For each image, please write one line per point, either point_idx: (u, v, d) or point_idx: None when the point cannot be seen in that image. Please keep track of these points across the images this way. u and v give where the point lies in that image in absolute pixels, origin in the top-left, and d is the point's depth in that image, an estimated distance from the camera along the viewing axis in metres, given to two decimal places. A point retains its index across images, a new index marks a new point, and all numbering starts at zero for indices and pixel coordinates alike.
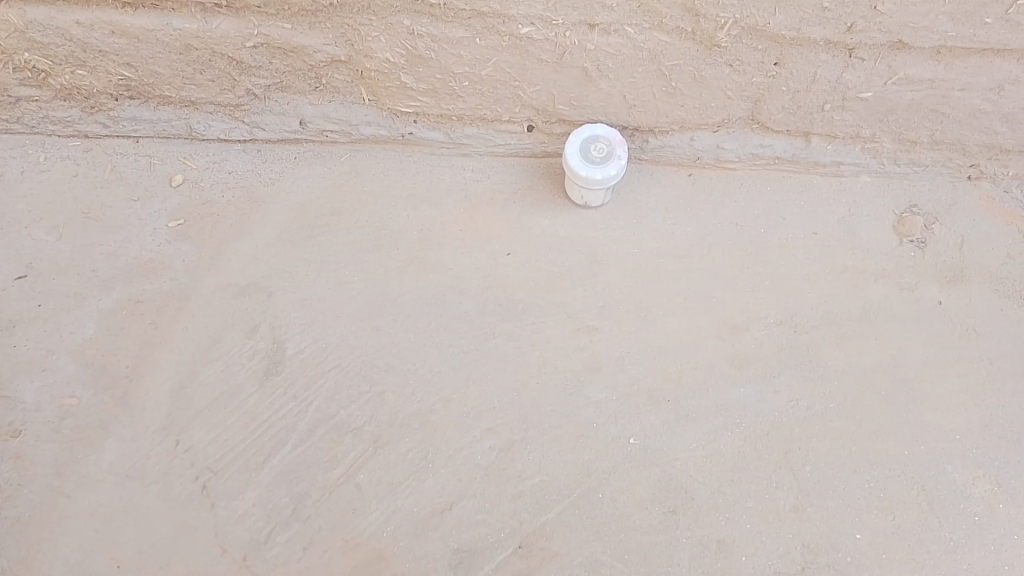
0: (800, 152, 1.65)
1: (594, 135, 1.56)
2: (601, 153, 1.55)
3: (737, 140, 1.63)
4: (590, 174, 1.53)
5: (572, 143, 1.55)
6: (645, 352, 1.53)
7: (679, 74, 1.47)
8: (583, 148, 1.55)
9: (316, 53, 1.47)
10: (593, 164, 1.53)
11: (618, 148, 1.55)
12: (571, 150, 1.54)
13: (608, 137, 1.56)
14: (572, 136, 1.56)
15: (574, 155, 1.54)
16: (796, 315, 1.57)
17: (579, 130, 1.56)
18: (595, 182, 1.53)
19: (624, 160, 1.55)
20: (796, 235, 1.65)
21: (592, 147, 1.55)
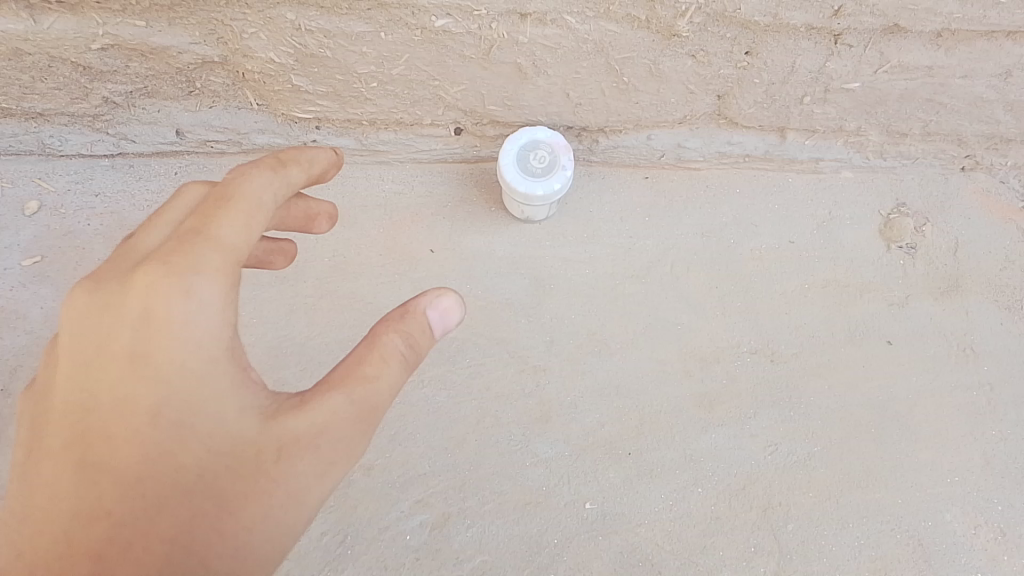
0: (774, 149, 1.41)
1: (533, 141, 1.30)
2: (542, 163, 1.30)
3: (701, 137, 1.39)
4: (530, 189, 1.28)
5: (508, 151, 1.29)
6: (600, 396, 1.31)
7: (632, 67, 1.21)
8: (520, 157, 1.30)
9: (181, 54, 1.17)
10: (534, 178, 1.29)
11: (562, 156, 1.30)
12: (506, 161, 1.29)
13: (550, 142, 1.30)
14: (506, 142, 1.30)
15: (510, 166, 1.29)
16: (772, 342, 1.36)
17: (516, 134, 1.30)
18: (537, 199, 1.29)
19: (570, 171, 1.30)
20: (770, 246, 1.42)
21: (531, 156, 1.30)
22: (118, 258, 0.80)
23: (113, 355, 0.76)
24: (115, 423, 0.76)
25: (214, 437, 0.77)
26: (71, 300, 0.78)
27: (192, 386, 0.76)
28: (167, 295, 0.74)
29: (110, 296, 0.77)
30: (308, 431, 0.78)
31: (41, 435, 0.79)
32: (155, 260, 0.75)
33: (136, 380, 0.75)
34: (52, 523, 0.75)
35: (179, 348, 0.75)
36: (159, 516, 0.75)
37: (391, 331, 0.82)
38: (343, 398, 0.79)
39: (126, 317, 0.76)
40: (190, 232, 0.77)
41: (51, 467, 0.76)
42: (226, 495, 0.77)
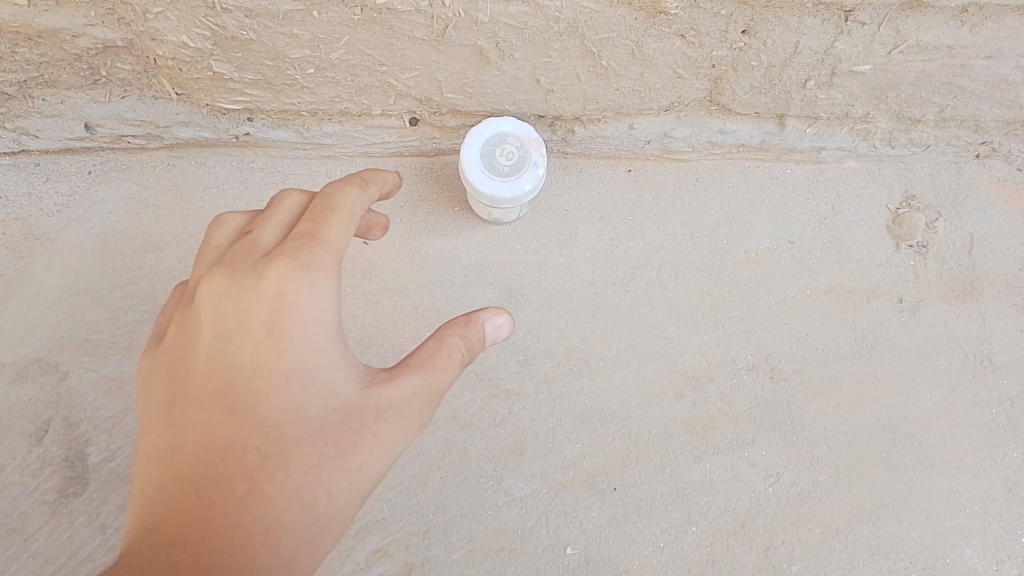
0: (772, 137, 1.25)
1: (499, 134, 1.13)
2: (510, 159, 1.13)
3: (690, 125, 1.22)
4: (496, 191, 1.12)
5: (471, 147, 1.12)
6: (580, 423, 1.16)
7: (611, 49, 1.04)
8: (485, 154, 1.13)
9: (77, 38, 1.00)
10: (502, 178, 1.12)
11: (533, 151, 1.13)
12: (469, 159, 1.12)
13: (519, 135, 1.14)
14: (469, 136, 1.13)
15: (474, 165, 1.12)
16: (770, 357, 1.22)
17: (479, 127, 1.13)
18: (505, 202, 1.13)
19: (543, 169, 1.14)
20: (767, 248, 1.27)
21: (498, 152, 1.13)
22: (239, 252, 0.89)
23: (249, 328, 0.85)
24: (252, 378, 0.85)
25: (329, 395, 0.86)
26: (207, 285, 0.87)
27: (315, 351, 0.86)
28: (295, 284, 0.85)
29: (242, 282, 0.86)
30: (398, 400, 0.87)
31: (178, 387, 0.87)
32: (284, 256, 0.86)
33: (271, 345, 0.85)
34: (200, 458, 0.84)
35: (305, 324, 0.85)
36: (288, 455, 0.85)
37: (456, 333, 0.89)
38: (422, 378, 0.87)
39: (259, 299, 0.85)
40: (304, 236, 0.87)
41: (195, 413, 0.85)
42: (340, 443, 0.86)
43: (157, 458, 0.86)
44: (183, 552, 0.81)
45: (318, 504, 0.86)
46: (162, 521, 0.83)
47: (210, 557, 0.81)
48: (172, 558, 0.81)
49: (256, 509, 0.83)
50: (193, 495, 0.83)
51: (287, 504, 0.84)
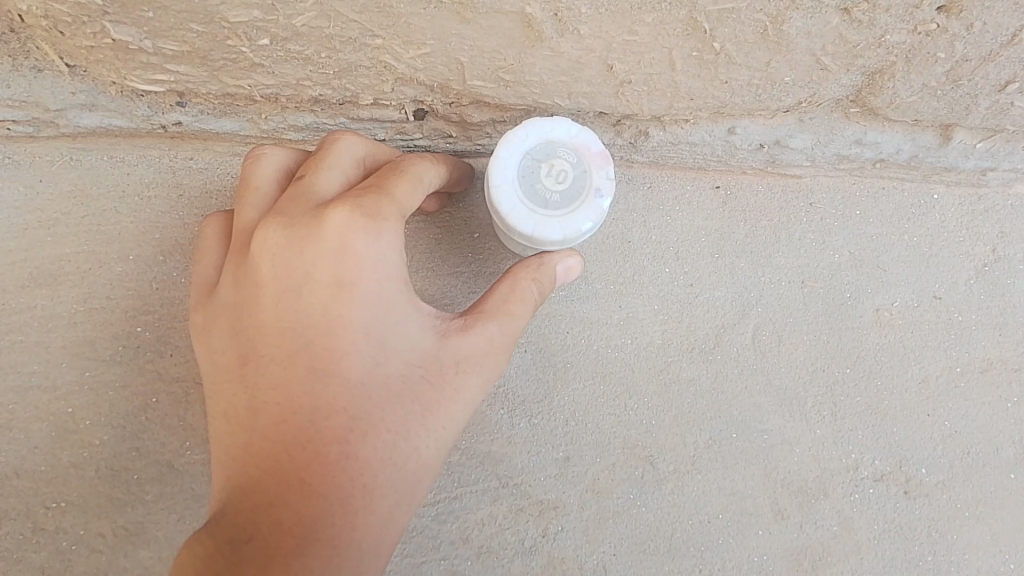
0: (925, 153, 0.88)
1: (547, 143, 0.76)
2: (561, 181, 0.75)
3: (815, 132, 0.85)
4: (538, 227, 0.75)
5: (504, 160, 0.75)
6: (642, 556, 0.84)
7: (733, 26, 0.67)
8: (526, 171, 0.75)
9: None
10: (547, 209, 0.75)
11: (596, 172, 0.76)
12: (501, 177, 0.75)
13: (577, 145, 0.76)
14: (503, 141, 0.75)
15: (509, 188, 0.75)
16: (906, 463, 0.88)
17: (519, 129, 0.75)
18: (549, 244, 0.76)
19: (610, 198, 0.76)
20: (905, 304, 0.92)
21: (545, 168, 0.75)
22: (292, 197, 0.70)
23: (315, 283, 0.67)
24: (325, 335, 0.66)
25: (409, 350, 0.68)
26: (259, 236, 0.68)
27: (391, 303, 0.68)
28: (361, 233, 0.67)
29: (300, 234, 0.67)
30: (483, 349, 0.70)
31: (241, 345, 0.69)
32: (346, 202, 0.68)
33: (344, 301, 0.67)
34: (280, 418, 0.67)
35: (380, 275, 0.67)
36: (374, 415, 0.67)
37: (524, 275, 0.74)
38: (500, 324, 0.71)
39: (321, 250, 0.66)
40: (370, 182, 0.70)
41: (263, 374, 0.68)
42: (426, 400, 0.68)
43: (226, 423, 0.69)
44: (281, 514, 0.66)
45: (411, 467, 0.68)
46: (251, 482, 0.67)
47: (306, 527, 0.65)
48: (272, 520, 0.66)
49: (347, 475, 0.66)
50: (271, 465, 0.66)
51: (381, 467, 0.67)
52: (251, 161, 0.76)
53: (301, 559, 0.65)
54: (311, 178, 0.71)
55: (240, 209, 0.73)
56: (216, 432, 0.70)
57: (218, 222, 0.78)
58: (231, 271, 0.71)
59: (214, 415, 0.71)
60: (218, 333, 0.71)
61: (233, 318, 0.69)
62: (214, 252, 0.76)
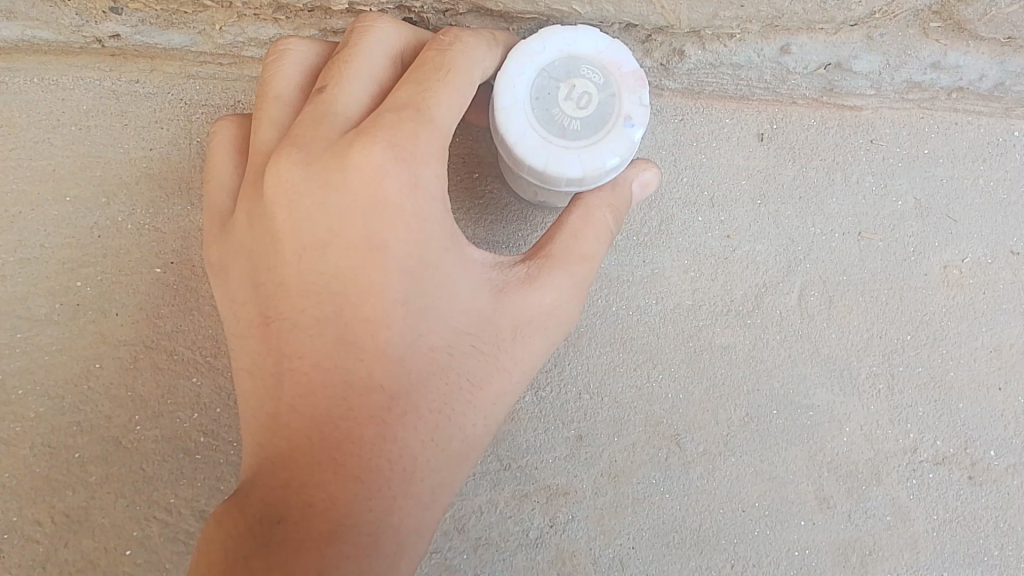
0: (1013, 78, 0.74)
1: (568, 60, 0.61)
2: (583, 106, 0.61)
3: (886, 52, 0.71)
4: (553, 161, 0.60)
5: (513, 77, 0.61)
6: (665, 549, 0.72)
7: None
8: (540, 91, 0.61)
9: None
10: (564, 138, 0.60)
11: (627, 95, 0.61)
12: (508, 98, 0.61)
13: (604, 62, 0.62)
14: (513, 54, 0.61)
15: (519, 112, 0.61)
16: (973, 444, 0.76)
17: (534, 40, 0.61)
18: (565, 182, 0.61)
19: (642, 128, 0.62)
20: (978, 261, 0.79)
21: (563, 89, 0.61)
22: (313, 121, 0.59)
23: (344, 239, 0.57)
24: (356, 298, 0.57)
25: (459, 315, 0.58)
26: (275, 171, 0.58)
27: (435, 260, 0.58)
28: (395, 173, 0.56)
29: (324, 172, 0.57)
30: (545, 310, 0.60)
31: (259, 300, 0.59)
32: (377, 134, 0.56)
33: (376, 262, 0.56)
34: (311, 390, 0.58)
35: (419, 228, 0.57)
36: (416, 392, 0.58)
37: (597, 201, 0.63)
38: (571, 270, 0.61)
39: (349, 195, 0.56)
40: (405, 103, 0.58)
41: (287, 338, 0.58)
42: (475, 377, 0.59)
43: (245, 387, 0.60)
44: (314, 497, 0.57)
45: (454, 449, 0.60)
46: (279, 459, 0.58)
47: (339, 514, 0.57)
48: (303, 502, 0.57)
49: (389, 459, 0.58)
50: (303, 441, 0.58)
51: (422, 451, 0.58)
52: (271, 62, 0.64)
53: (335, 550, 0.57)
54: (335, 96, 0.59)
55: (257, 126, 0.61)
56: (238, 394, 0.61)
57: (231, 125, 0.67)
58: (245, 207, 0.60)
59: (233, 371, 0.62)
60: (234, 283, 0.61)
61: (251, 267, 0.58)
62: (224, 166, 0.64)
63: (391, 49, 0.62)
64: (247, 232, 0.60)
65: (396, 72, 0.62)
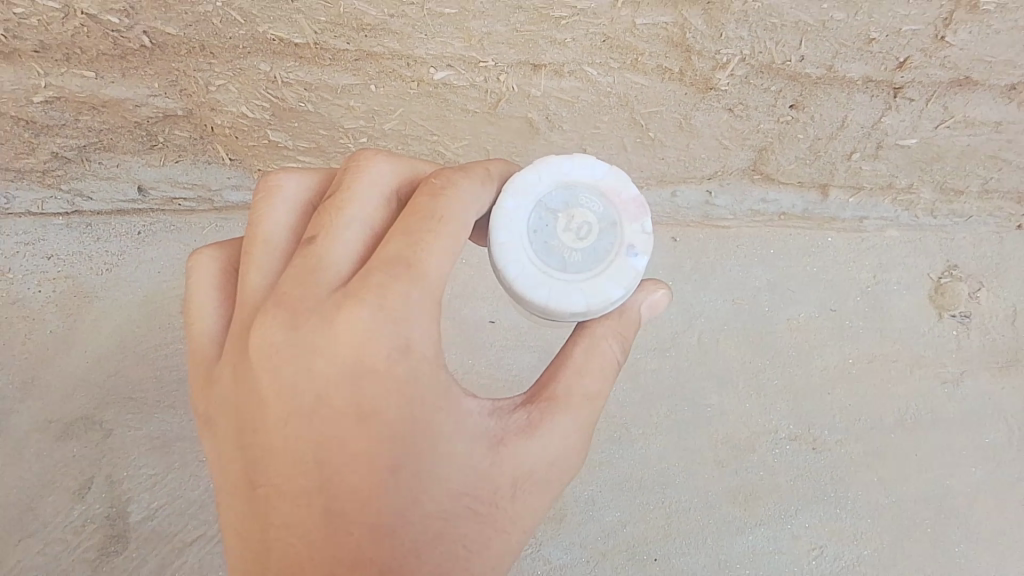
0: (813, 207, 1.26)
1: (570, 194, 0.73)
2: (582, 236, 0.72)
3: (731, 194, 1.23)
4: (555, 291, 0.71)
5: (516, 214, 0.73)
6: (620, 490, 1.16)
7: (659, 122, 1.06)
8: (540, 226, 0.72)
9: (139, 107, 1.01)
10: (566, 273, 0.71)
11: (628, 225, 0.73)
12: (511, 236, 0.72)
13: (604, 194, 0.74)
14: (513, 193, 0.73)
15: (525, 248, 0.72)
16: (813, 426, 1.21)
17: (537, 179, 0.73)
18: (567, 314, 0.72)
19: (644, 252, 0.73)
20: (808, 315, 1.27)
21: (566, 223, 0.72)
22: (307, 277, 0.69)
23: (333, 412, 0.66)
24: (345, 459, 0.66)
25: (455, 475, 0.68)
26: (263, 334, 0.68)
27: (430, 421, 0.67)
28: (380, 340, 0.65)
29: (310, 342, 0.66)
30: (544, 457, 0.71)
31: (247, 465, 0.68)
32: (365, 299, 0.66)
33: (364, 430, 0.66)
34: (305, 557, 0.66)
35: (408, 394, 0.66)
36: (408, 557, 0.67)
37: (604, 333, 0.74)
38: (569, 413, 0.72)
39: (336, 365, 0.65)
40: (397, 260, 0.67)
41: (275, 501, 0.67)
42: (469, 537, 0.69)
43: (235, 543, 0.70)
44: None
45: None
46: None
47: None
48: None
49: None
50: None
51: None
52: (263, 203, 0.76)
53: None
54: (326, 253, 0.70)
55: (249, 275, 0.72)
56: (235, 555, 0.70)
57: (214, 263, 0.77)
58: (233, 370, 0.70)
59: (228, 527, 0.71)
60: (225, 445, 0.70)
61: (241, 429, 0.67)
62: (208, 313, 0.76)
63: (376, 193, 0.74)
64: (235, 392, 0.69)
65: (379, 216, 0.74)
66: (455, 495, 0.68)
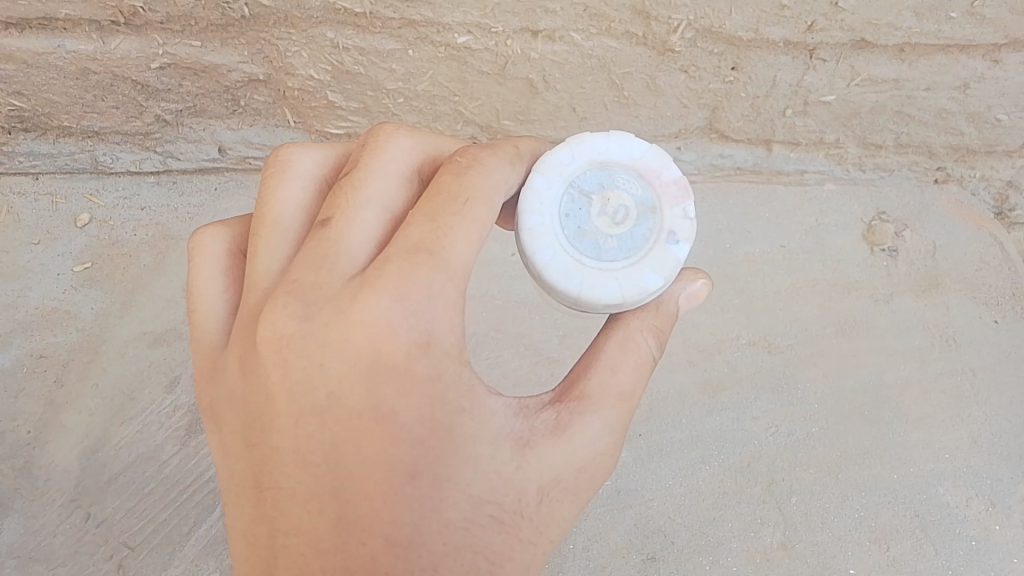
0: (763, 161, 1.54)
1: (608, 179, 0.85)
2: (617, 218, 0.84)
3: (695, 150, 1.52)
4: (590, 269, 0.83)
5: (548, 193, 0.84)
6: None
7: (631, 82, 1.36)
8: (575, 207, 0.84)
9: (230, 72, 1.32)
10: (600, 254, 0.83)
11: (667, 209, 0.86)
12: (546, 215, 0.84)
13: (643, 180, 0.86)
14: (551, 174, 0.85)
15: (563, 226, 0.84)
16: (768, 334, 1.48)
17: (575, 161, 0.85)
18: (602, 305, 0.84)
19: (685, 240, 0.85)
20: (763, 250, 1.54)
21: (603, 205, 0.85)
22: (322, 260, 0.79)
23: (348, 409, 0.76)
24: (360, 459, 0.76)
25: (471, 479, 0.78)
26: (274, 318, 0.78)
27: (448, 422, 0.77)
28: (393, 336, 0.76)
29: (326, 338, 0.76)
30: (574, 459, 0.80)
31: (258, 460, 0.79)
32: (379, 288, 0.76)
33: (379, 428, 0.76)
34: (313, 548, 0.76)
35: (427, 392, 0.76)
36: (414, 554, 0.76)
37: (637, 327, 0.85)
38: (600, 413, 0.81)
39: (352, 359, 0.76)
40: (418, 247, 0.77)
41: (286, 498, 0.77)
42: (489, 544, 0.79)
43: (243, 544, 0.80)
44: None
45: None
46: None
47: None
48: None
49: None
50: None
51: None
52: (274, 184, 0.88)
53: None
54: (341, 241, 0.80)
55: (261, 260, 0.84)
56: (244, 546, 0.81)
57: (228, 253, 0.91)
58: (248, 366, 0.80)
59: (239, 521, 0.81)
60: (236, 440, 0.81)
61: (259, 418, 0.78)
62: (216, 300, 0.88)
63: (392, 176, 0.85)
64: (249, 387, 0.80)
65: (396, 199, 0.84)
66: (466, 498, 0.78)
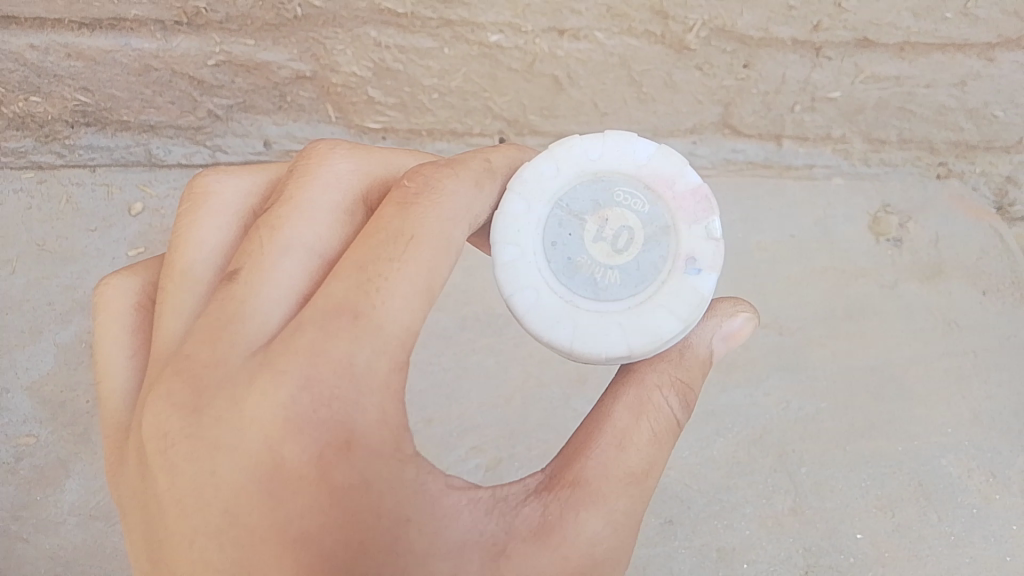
0: (773, 155, 1.63)
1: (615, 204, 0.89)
2: (620, 243, 0.88)
3: (710, 145, 1.61)
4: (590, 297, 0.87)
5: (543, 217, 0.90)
6: None
7: (650, 79, 1.46)
8: (576, 235, 0.88)
9: (280, 69, 1.43)
10: (601, 283, 0.87)
11: (680, 233, 0.89)
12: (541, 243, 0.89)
13: (652, 203, 0.89)
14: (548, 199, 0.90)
15: (562, 254, 0.88)
16: (779, 317, 1.56)
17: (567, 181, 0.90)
18: (604, 356, 0.87)
19: (701, 270, 0.88)
20: (774, 240, 1.63)
21: (609, 232, 0.88)
22: (233, 334, 0.87)
23: (248, 496, 0.81)
24: (263, 559, 0.80)
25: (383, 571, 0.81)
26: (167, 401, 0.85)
27: (361, 501, 0.81)
28: (282, 417, 0.81)
29: (226, 419, 0.82)
30: (577, 538, 0.84)
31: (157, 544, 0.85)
32: (276, 365, 0.82)
33: (277, 514, 0.80)
34: None
35: (338, 472, 0.81)
36: None
37: (655, 387, 0.90)
38: (608, 484, 0.86)
39: (255, 443, 0.81)
40: (347, 309, 0.84)
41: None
42: None
43: None
44: None
45: None
46: None
47: None
48: None
49: None
50: None
51: None
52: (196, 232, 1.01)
53: None
54: (254, 313, 0.88)
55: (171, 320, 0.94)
56: None
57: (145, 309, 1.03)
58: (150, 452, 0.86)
59: None
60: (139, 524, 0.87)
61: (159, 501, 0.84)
62: (124, 372, 0.99)
63: (323, 210, 0.96)
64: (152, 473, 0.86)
65: (328, 245, 0.94)
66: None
